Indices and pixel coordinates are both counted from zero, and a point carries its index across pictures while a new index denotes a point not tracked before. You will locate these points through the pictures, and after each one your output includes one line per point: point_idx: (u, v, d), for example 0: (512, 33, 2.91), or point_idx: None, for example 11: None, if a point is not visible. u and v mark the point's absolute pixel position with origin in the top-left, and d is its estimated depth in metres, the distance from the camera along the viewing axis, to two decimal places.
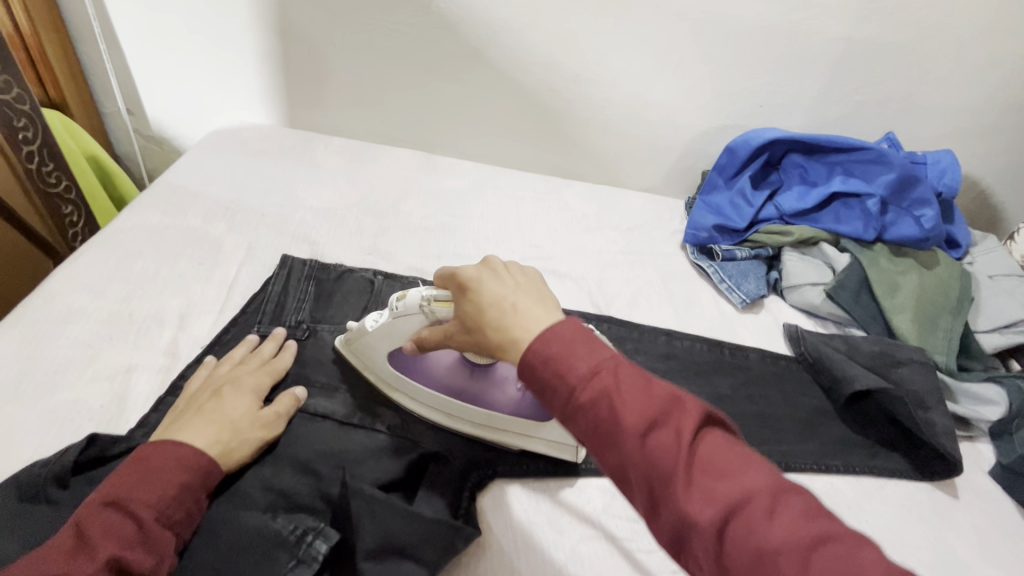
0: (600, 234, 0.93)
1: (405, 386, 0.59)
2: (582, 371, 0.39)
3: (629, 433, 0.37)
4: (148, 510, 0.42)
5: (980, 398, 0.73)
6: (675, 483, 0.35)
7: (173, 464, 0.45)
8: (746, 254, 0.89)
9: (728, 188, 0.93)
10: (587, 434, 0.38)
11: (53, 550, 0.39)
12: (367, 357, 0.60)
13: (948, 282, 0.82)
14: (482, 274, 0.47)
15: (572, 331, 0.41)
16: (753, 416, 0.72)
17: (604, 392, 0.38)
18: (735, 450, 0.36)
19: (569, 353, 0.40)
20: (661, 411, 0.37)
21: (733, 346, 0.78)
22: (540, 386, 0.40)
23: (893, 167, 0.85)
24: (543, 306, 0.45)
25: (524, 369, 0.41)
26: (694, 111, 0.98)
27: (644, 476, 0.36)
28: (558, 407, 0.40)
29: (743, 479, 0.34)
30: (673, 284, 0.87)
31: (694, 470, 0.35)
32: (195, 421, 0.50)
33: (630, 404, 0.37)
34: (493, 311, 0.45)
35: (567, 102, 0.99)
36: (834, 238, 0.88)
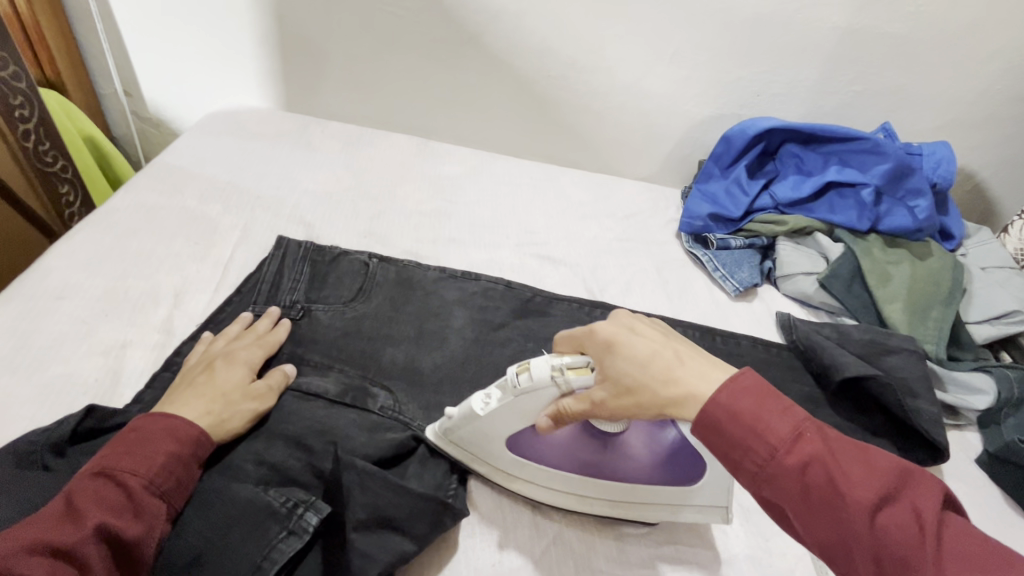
0: (596, 221, 0.94)
1: (528, 470, 0.54)
2: (785, 435, 0.39)
3: (853, 503, 0.36)
4: (137, 478, 0.43)
5: (968, 387, 0.74)
6: (917, 564, 0.34)
7: (161, 433, 0.47)
8: (741, 243, 0.89)
9: (723, 177, 0.94)
10: (798, 503, 0.38)
11: (42, 517, 0.40)
12: (477, 444, 0.53)
13: (940, 273, 0.83)
14: (620, 329, 0.46)
15: (762, 390, 0.41)
16: None
17: (816, 458, 0.38)
18: (978, 538, 0.35)
19: (765, 415, 0.39)
20: (888, 485, 0.36)
21: (726, 333, 0.79)
22: (731, 444, 0.40)
23: (888, 157, 0.85)
24: (698, 354, 0.45)
25: (710, 428, 0.41)
26: (691, 99, 0.98)
27: (873, 553, 0.35)
28: (756, 469, 0.39)
29: (998, 567, 0.32)
30: (667, 271, 0.88)
31: (937, 551, 0.34)
32: (188, 398, 0.52)
33: (853, 475, 0.37)
34: (659, 369, 0.43)
35: (564, 90, 0.99)
36: (828, 228, 0.88)
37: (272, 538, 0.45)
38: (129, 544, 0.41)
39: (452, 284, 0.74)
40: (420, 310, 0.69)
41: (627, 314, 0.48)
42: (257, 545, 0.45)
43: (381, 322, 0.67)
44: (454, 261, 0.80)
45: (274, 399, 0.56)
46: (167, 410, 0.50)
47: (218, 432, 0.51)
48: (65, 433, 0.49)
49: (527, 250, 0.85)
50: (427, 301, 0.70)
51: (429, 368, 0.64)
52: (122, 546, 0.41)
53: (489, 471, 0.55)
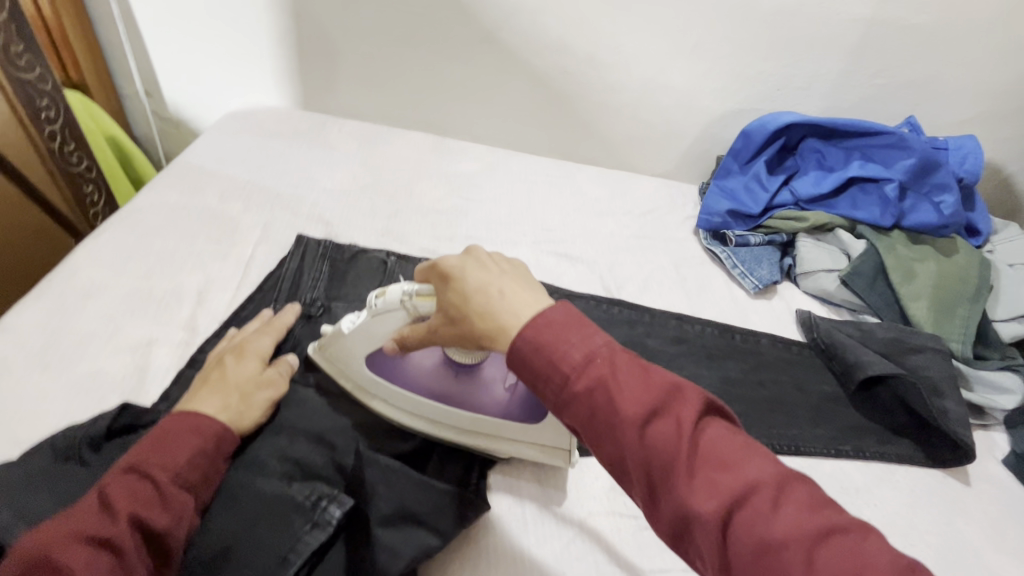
0: (613, 218, 0.93)
1: (384, 391, 0.56)
2: (577, 360, 0.39)
3: (628, 421, 0.37)
4: (163, 471, 0.44)
5: (996, 387, 0.72)
6: (675, 473, 0.35)
7: (185, 429, 0.47)
8: (760, 240, 0.88)
9: (742, 173, 0.93)
10: (585, 423, 0.39)
11: (75, 508, 0.41)
12: (344, 361, 0.56)
13: (966, 271, 0.81)
14: (465, 262, 0.46)
15: (569, 321, 0.41)
16: (763, 400, 0.72)
17: (602, 382, 0.38)
18: (736, 438, 0.37)
19: (561, 340, 0.40)
20: (661, 402, 0.37)
21: (745, 331, 0.78)
22: (535, 375, 0.40)
23: (913, 151, 0.83)
24: (526, 291, 0.44)
25: (515, 359, 0.41)
26: (709, 94, 0.97)
27: (644, 466, 0.37)
28: (555, 397, 0.40)
29: (742, 468, 0.35)
30: (685, 268, 0.87)
31: (696, 459, 0.35)
32: (204, 393, 0.52)
33: (629, 392, 0.37)
34: (477, 301, 0.44)
35: (580, 86, 0.98)
36: (850, 224, 0.86)
37: (297, 532, 0.46)
38: (162, 536, 0.42)
39: None
40: None
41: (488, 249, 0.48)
42: (283, 538, 0.46)
43: None
44: None
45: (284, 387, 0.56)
46: (186, 406, 0.51)
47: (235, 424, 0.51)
48: (100, 429, 0.50)
49: (544, 248, 0.84)
50: None
51: None
52: (155, 538, 0.42)
53: (350, 390, 0.57)
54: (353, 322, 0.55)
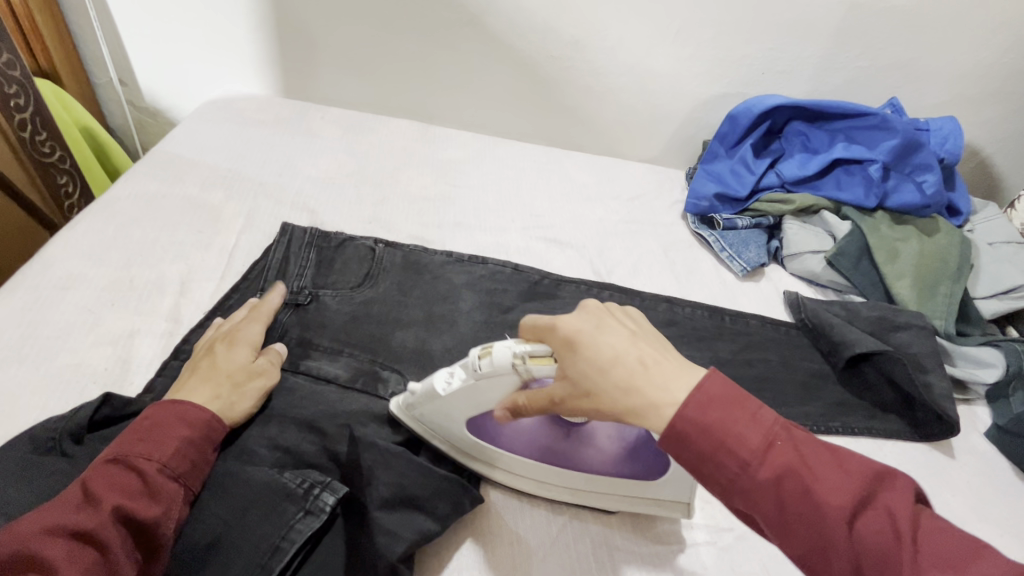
0: (601, 204, 0.93)
1: (492, 454, 0.54)
2: (758, 446, 0.38)
3: (829, 511, 0.36)
4: (150, 462, 0.43)
5: (977, 361, 0.74)
6: (892, 569, 0.34)
7: (172, 418, 0.46)
8: (747, 223, 0.89)
9: (729, 156, 0.93)
10: (776, 513, 0.37)
11: (60, 502, 0.40)
12: (440, 423, 0.53)
13: (947, 250, 0.83)
14: (593, 322, 0.44)
15: (733, 398, 0.39)
16: (753, 379, 0.72)
17: (789, 470, 0.37)
18: (953, 530, 0.35)
19: (737, 424, 0.38)
20: (861, 490, 0.36)
21: (734, 313, 0.79)
22: (705, 461, 0.39)
23: (896, 132, 0.84)
24: (662, 358, 0.42)
25: (677, 442, 0.39)
26: (695, 78, 0.97)
27: (852, 559, 0.35)
28: (730, 484, 0.38)
29: (968, 561, 0.33)
30: (674, 252, 0.87)
31: (914, 554, 0.34)
32: (195, 384, 0.51)
33: (825, 481, 0.36)
34: (619, 374, 0.42)
35: (566, 71, 0.98)
36: (835, 206, 0.87)
37: (289, 519, 0.45)
38: (150, 527, 0.41)
39: (459, 268, 0.73)
40: (429, 294, 0.69)
41: (607, 305, 0.46)
42: (275, 525, 0.45)
43: (390, 306, 0.66)
44: (459, 245, 0.79)
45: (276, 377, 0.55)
46: (174, 398, 0.50)
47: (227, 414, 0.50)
48: (82, 422, 0.48)
49: (533, 233, 0.84)
50: (435, 286, 0.70)
51: (439, 351, 0.63)
52: (142, 529, 0.41)
53: (450, 451, 0.55)
54: (450, 384, 0.51)
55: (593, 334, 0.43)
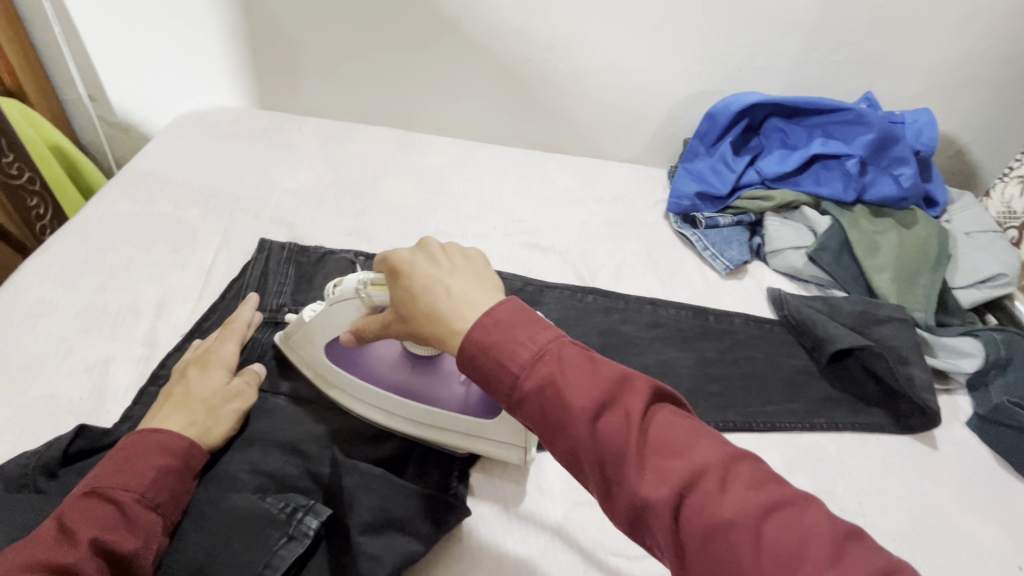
0: (583, 206, 0.93)
1: (342, 381, 0.56)
2: (524, 359, 0.39)
3: (578, 416, 0.37)
4: (127, 493, 0.42)
5: (957, 351, 0.75)
6: (626, 463, 0.35)
7: (149, 446, 0.45)
8: (729, 221, 0.90)
9: (709, 154, 0.93)
10: (538, 419, 0.39)
11: (34, 539, 0.39)
12: (306, 350, 0.57)
13: (926, 242, 0.83)
14: (424, 256, 0.47)
15: (514, 317, 0.40)
16: (739, 379, 0.73)
17: (549, 379, 0.38)
18: (690, 426, 0.37)
19: (507, 339, 0.39)
20: (609, 393, 0.37)
21: (719, 313, 0.79)
22: (485, 375, 0.40)
23: (872, 127, 0.84)
24: (474, 289, 0.44)
25: (463, 360, 0.41)
26: (673, 77, 0.97)
27: (596, 456, 0.37)
28: (507, 397, 0.40)
29: (688, 452, 0.35)
30: (657, 253, 0.88)
31: (647, 448, 0.36)
32: (167, 411, 0.50)
33: (577, 387, 0.37)
34: (425, 297, 0.44)
35: (544, 74, 0.97)
36: (814, 201, 0.88)
37: (272, 545, 0.45)
38: (128, 560, 0.40)
39: None
40: None
41: (450, 244, 0.48)
42: (258, 553, 0.44)
43: None
44: None
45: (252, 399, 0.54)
46: (148, 426, 0.49)
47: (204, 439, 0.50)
48: (55, 454, 0.47)
49: (516, 239, 0.83)
50: None
51: None
52: (120, 562, 0.40)
53: (313, 378, 0.58)
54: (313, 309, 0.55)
55: (418, 264, 0.45)
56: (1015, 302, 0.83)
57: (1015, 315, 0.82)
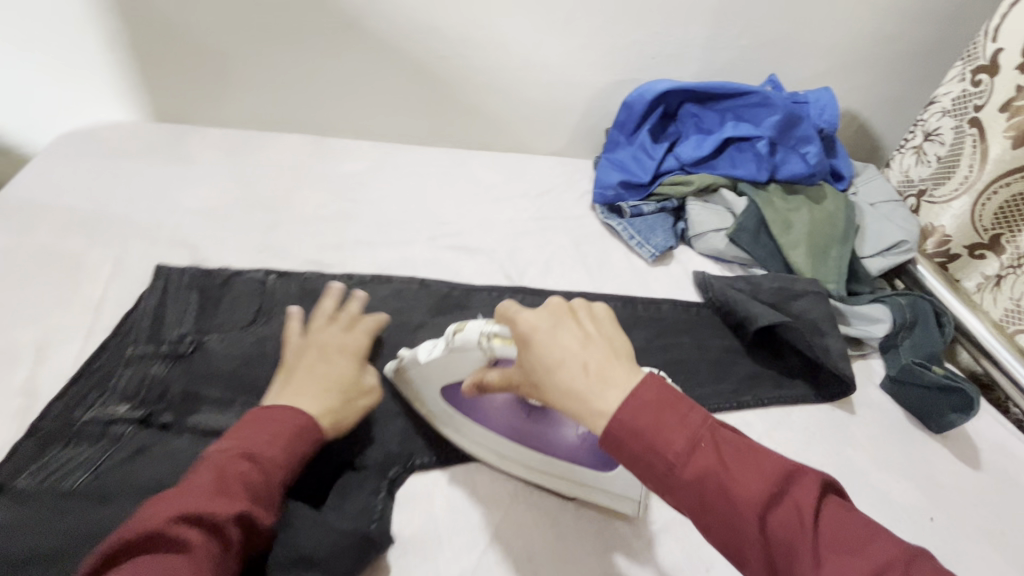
0: (510, 203, 0.92)
1: (459, 422, 0.59)
2: (680, 447, 0.41)
3: (746, 509, 0.40)
4: (276, 469, 0.47)
5: (869, 318, 0.79)
6: (800, 556, 0.38)
7: (294, 429, 0.49)
8: (653, 208, 0.91)
9: (630, 143, 0.95)
10: (701, 509, 0.41)
11: (197, 488, 0.43)
12: (421, 386, 0.59)
13: (835, 215, 0.87)
14: (558, 323, 0.47)
15: (663, 400, 0.43)
16: (668, 364, 0.74)
17: (709, 470, 0.41)
18: (858, 520, 0.40)
19: (660, 428, 0.42)
20: (778, 487, 0.40)
21: (646, 301, 0.80)
22: (633, 459, 0.43)
23: (777, 108, 0.87)
24: (613, 366, 0.45)
25: (611, 443, 0.43)
26: (589, 68, 0.97)
27: (764, 547, 0.40)
28: (659, 481, 0.42)
29: (866, 550, 0.38)
30: (585, 245, 0.88)
31: (820, 545, 0.38)
32: (307, 387, 0.54)
33: (742, 480, 0.40)
34: (560, 372, 0.45)
35: (459, 70, 0.95)
36: (731, 183, 0.90)
37: None
38: (257, 530, 0.44)
39: (362, 290, 0.70)
40: None
41: (581, 306, 0.49)
42: None
43: (287, 343, 0.62)
44: (362, 265, 0.75)
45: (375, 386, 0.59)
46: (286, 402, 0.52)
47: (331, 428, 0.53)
48: None
49: (440, 243, 0.81)
50: None
51: None
52: (251, 531, 0.44)
53: (426, 416, 0.60)
54: (433, 354, 0.56)
55: (549, 333, 0.46)
56: (917, 266, 0.89)
57: (919, 278, 0.88)
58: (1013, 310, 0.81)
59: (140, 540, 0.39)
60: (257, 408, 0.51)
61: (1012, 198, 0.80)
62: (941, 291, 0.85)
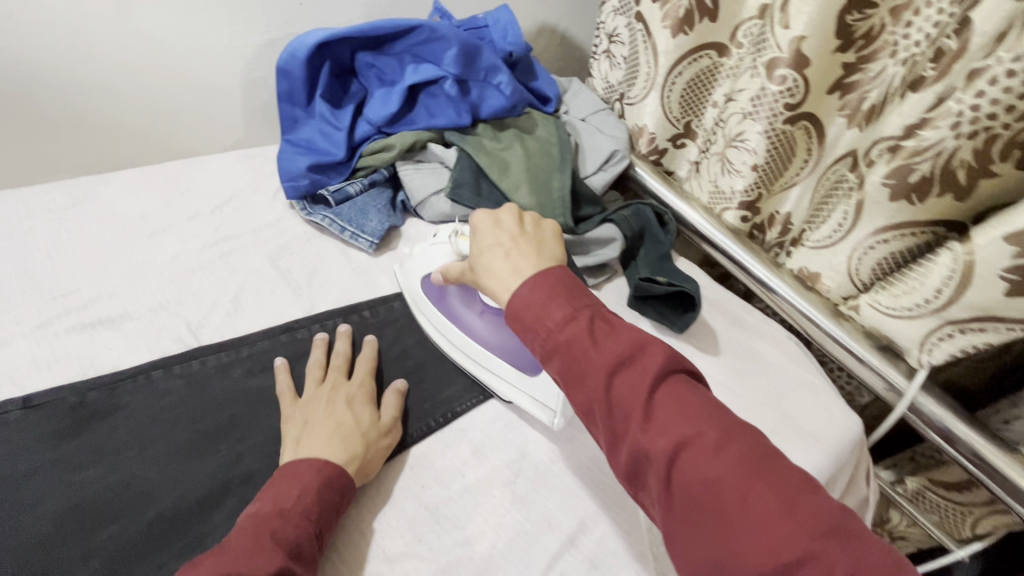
0: (171, 233, 0.70)
1: (428, 312, 0.64)
2: (558, 318, 0.45)
3: (600, 371, 0.42)
4: (309, 527, 0.44)
5: (602, 241, 0.77)
6: (632, 415, 0.41)
7: (319, 478, 0.47)
8: (360, 187, 0.77)
9: (309, 116, 0.77)
10: (563, 369, 0.44)
11: (225, 555, 0.40)
12: (407, 277, 0.66)
13: (549, 141, 0.82)
14: (509, 215, 0.56)
15: (560, 276, 0.47)
16: (414, 371, 0.62)
17: (578, 337, 0.44)
18: (707, 401, 0.42)
19: (546, 303, 0.46)
20: (634, 356, 0.43)
21: (373, 303, 0.66)
22: (521, 324, 0.47)
23: (450, 41, 0.75)
24: (537, 257, 0.51)
25: (507, 312, 0.48)
26: (220, 32, 0.75)
27: (609, 410, 0.42)
28: (540, 344, 0.46)
29: (697, 424, 0.40)
30: (286, 259, 0.70)
31: (652, 413, 0.41)
32: (325, 437, 0.50)
33: (606, 347, 0.43)
34: (489, 255, 0.53)
35: (24, 70, 0.68)
36: (437, 135, 0.79)
37: None
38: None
39: None
40: None
41: (533, 215, 0.57)
42: None
43: None
44: None
45: (399, 424, 0.55)
46: (304, 454, 0.49)
47: (361, 476, 0.50)
48: None
49: (64, 325, 0.57)
50: None
51: None
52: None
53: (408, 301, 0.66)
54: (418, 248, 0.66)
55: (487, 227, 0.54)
56: (636, 168, 0.90)
57: (640, 180, 0.90)
58: (716, 192, 0.83)
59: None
60: (282, 461, 0.49)
61: (688, 83, 0.81)
62: (659, 189, 0.88)
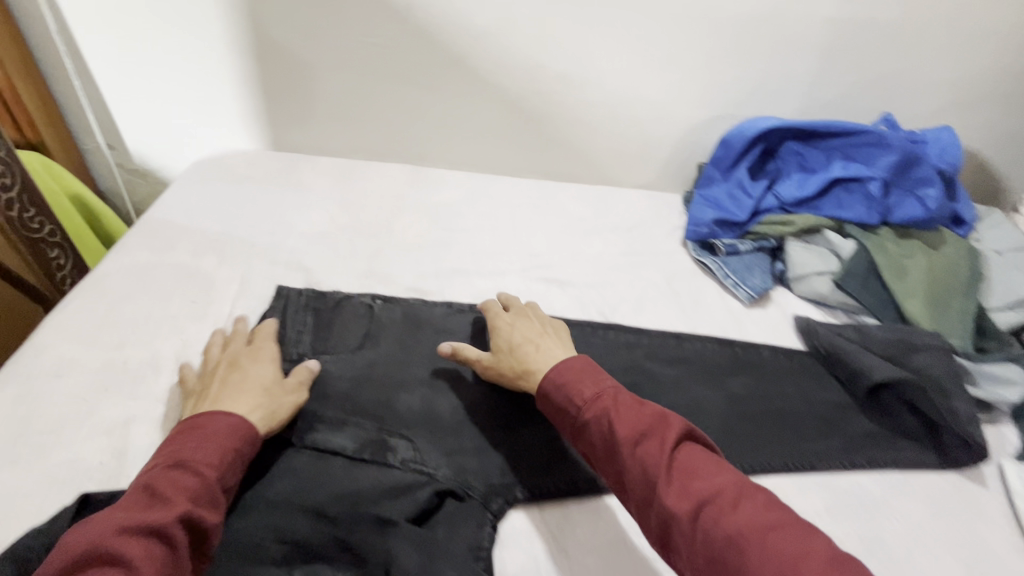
0: (600, 237, 0.91)
1: None
2: (588, 396, 0.53)
3: (623, 442, 0.49)
4: (211, 470, 0.47)
5: (999, 379, 0.71)
6: (656, 479, 0.46)
7: (226, 430, 0.50)
8: (749, 247, 0.87)
9: (725, 180, 0.91)
10: (594, 444, 0.51)
11: (129, 506, 0.43)
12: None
13: (957, 261, 0.81)
14: (513, 317, 0.65)
15: (585, 367, 0.56)
16: (775, 414, 0.69)
17: (607, 409, 0.51)
18: (710, 459, 0.47)
19: (579, 381, 0.54)
20: (648, 427, 0.49)
21: (746, 343, 0.76)
22: (553, 408, 0.55)
23: (893, 149, 0.83)
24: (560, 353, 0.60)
25: (542, 395, 0.56)
26: (682, 103, 0.94)
27: (638, 481, 0.47)
28: (572, 423, 0.53)
29: (710, 476, 0.45)
30: (677, 282, 0.85)
31: (673, 475, 0.46)
32: (231, 394, 0.54)
33: (624, 419, 0.50)
34: (524, 350, 0.61)
35: (553, 104, 0.95)
36: (836, 224, 0.86)
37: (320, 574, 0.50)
38: (203, 531, 0.45)
39: (459, 317, 0.73)
40: (433, 350, 0.68)
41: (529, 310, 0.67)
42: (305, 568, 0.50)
43: (392, 364, 0.65)
44: (460, 294, 0.77)
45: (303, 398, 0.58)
46: (209, 404, 0.53)
47: (266, 421, 0.54)
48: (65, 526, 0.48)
49: (533, 274, 0.82)
50: (436, 340, 0.69)
51: (449, 415, 0.61)
52: (196, 532, 0.45)
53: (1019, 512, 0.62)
54: None
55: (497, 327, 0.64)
56: None
57: None
58: None
59: (69, 566, 0.39)
60: (183, 420, 0.51)
61: None
62: None
